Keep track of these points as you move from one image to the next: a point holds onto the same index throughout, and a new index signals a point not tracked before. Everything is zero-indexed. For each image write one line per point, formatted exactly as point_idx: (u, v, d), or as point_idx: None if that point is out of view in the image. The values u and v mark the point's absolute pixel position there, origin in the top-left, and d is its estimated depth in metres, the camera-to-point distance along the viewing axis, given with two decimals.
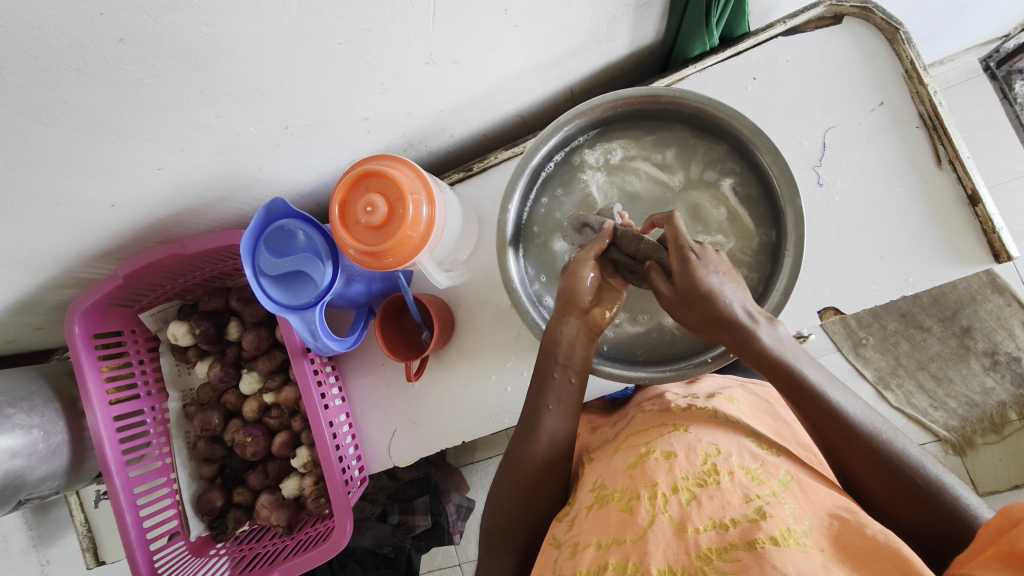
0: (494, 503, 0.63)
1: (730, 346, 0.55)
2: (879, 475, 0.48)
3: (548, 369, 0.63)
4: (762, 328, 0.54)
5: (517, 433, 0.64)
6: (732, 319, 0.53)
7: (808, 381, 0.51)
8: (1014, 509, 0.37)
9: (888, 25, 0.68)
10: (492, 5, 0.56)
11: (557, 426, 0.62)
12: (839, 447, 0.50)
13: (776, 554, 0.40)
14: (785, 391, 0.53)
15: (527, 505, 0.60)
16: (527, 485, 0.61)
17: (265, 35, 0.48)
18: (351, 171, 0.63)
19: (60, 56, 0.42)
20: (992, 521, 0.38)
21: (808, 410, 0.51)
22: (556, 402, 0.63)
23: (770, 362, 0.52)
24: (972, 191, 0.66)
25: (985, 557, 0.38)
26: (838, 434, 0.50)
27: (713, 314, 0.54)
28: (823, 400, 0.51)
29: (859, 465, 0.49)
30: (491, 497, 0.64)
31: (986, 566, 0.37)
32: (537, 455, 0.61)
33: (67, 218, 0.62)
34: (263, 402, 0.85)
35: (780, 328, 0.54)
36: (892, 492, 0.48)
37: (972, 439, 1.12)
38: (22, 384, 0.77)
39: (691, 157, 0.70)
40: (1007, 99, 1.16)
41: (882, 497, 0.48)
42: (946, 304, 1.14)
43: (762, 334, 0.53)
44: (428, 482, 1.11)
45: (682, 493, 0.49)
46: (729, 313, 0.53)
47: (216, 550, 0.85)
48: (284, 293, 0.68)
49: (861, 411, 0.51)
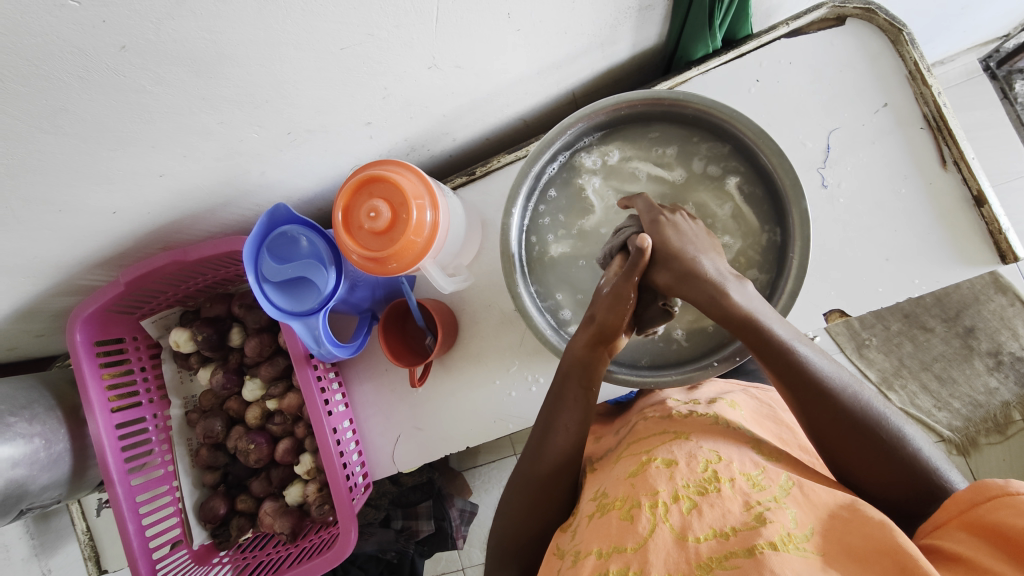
0: (505, 511, 0.63)
1: (699, 304, 0.55)
2: (848, 444, 0.48)
3: (563, 388, 0.62)
4: (730, 285, 0.55)
5: (527, 446, 0.64)
6: (698, 273, 0.56)
7: (777, 337, 0.51)
8: (988, 485, 0.39)
9: (891, 26, 0.68)
10: (495, 9, 0.56)
11: (571, 447, 0.62)
12: (818, 413, 0.49)
13: (774, 559, 0.40)
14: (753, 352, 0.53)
15: (532, 514, 0.61)
16: (534, 498, 0.61)
17: (267, 41, 0.47)
18: (353, 176, 0.63)
19: (61, 63, 0.42)
20: (963, 495, 0.40)
21: (778, 370, 0.51)
22: (569, 420, 0.62)
23: (738, 317, 0.53)
24: (977, 191, 0.66)
25: (952, 528, 0.40)
26: (813, 402, 0.49)
27: (685, 269, 0.56)
28: (794, 355, 0.50)
29: (837, 437, 0.49)
30: (501, 507, 0.64)
31: (955, 538, 0.39)
32: (548, 471, 0.61)
33: (68, 226, 0.62)
34: (265, 409, 0.84)
35: (748, 288, 0.55)
36: (877, 467, 0.47)
37: (976, 439, 1.10)
38: (23, 392, 0.76)
39: (693, 153, 0.70)
40: (1007, 99, 1.16)
41: (866, 472, 0.48)
42: (950, 304, 1.14)
43: (728, 291, 0.54)
44: (431, 487, 1.10)
45: (683, 501, 0.49)
46: (695, 269, 0.56)
47: (219, 558, 0.84)
48: (287, 300, 0.68)
49: (834, 369, 0.50)
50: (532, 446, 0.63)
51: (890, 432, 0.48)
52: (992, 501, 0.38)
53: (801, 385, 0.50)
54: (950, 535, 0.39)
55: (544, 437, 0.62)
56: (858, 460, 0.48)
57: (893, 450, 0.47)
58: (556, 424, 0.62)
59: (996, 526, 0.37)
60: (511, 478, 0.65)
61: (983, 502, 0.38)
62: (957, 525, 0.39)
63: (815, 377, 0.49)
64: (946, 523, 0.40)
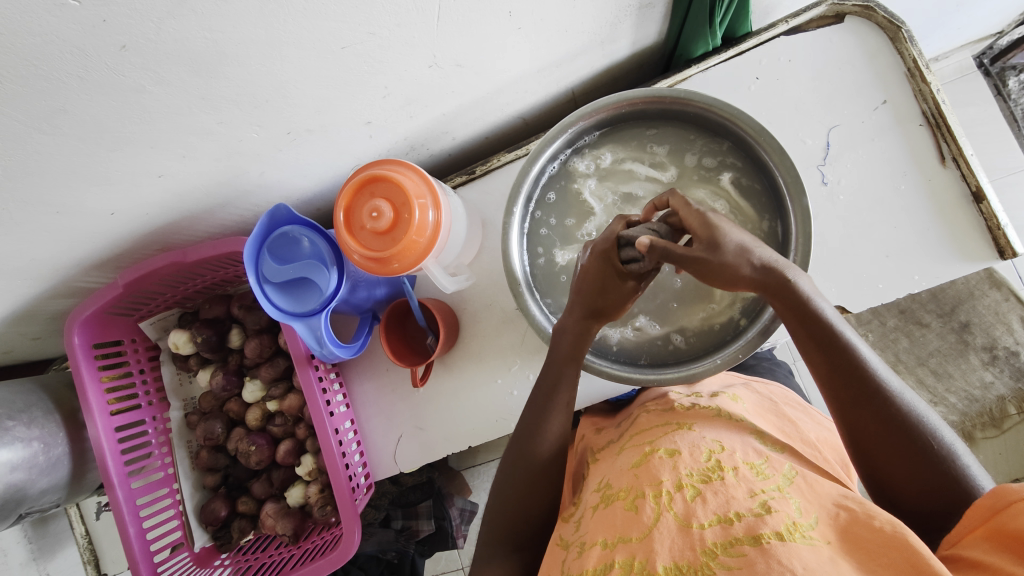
0: (500, 498, 0.62)
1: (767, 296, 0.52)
2: (884, 439, 0.48)
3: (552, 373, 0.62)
4: (800, 279, 0.51)
5: (518, 433, 0.63)
6: (770, 268, 0.51)
7: (843, 337, 0.50)
8: (1008, 491, 0.39)
9: (890, 23, 0.68)
10: (496, 7, 0.56)
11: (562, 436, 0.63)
12: (870, 417, 0.48)
13: (782, 550, 0.40)
14: (810, 345, 0.51)
15: (530, 502, 0.60)
16: (533, 484, 0.61)
17: (268, 40, 0.47)
18: (355, 176, 0.62)
19: (61, 63, 0.41)
20: (984, 501, 0.40)
21: (838, 367, 0.49)
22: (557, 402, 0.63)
23: (807, 313, 0.50)
24: (976, 188, 0.66)
25: (976, 537, 0.40)
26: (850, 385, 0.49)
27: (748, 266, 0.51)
28: (857, 356, 0.49)
29: (879, 430, 0.48)
30: (495, 490, 0.63)
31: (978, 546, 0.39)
32: (548, 456, 0.62)
33: (66, 227, 0.61)
34: (266, 410, 0.84)
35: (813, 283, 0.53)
36: (909, 466, 0.47)
37: (972, 434, 1.11)
38: (21, 396, 0.76)
39: (687, 149, 0.70)
40: (1001, 95, 1.16)
41: (880, 462, 0.48)
42: (945, 299, 1.15)
43: (801, 286, 0.51)
44: (431, 486, 1.10)
45: (687, 489, 0.49)
46: (764, 263, 0.51)
47: (221, 560, 0.84)
48: (288, 301, 0.67)
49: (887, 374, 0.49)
50: (526, 430, 0.63)
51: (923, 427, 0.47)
52: (1011, 507, 0.38)
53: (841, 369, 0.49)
54: (973, 544, 0.39)
55: (529, 436, 0.62)
56: (879, 450, 0.48)
57: (916, 443, 0.47)
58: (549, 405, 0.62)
59: (1010, 528, 0.37)
60: (502, 463, 0.64)
61: (1003, 508, 0.39)
62: (979, 532, 0.40)
63: (875, 379, 0.48)
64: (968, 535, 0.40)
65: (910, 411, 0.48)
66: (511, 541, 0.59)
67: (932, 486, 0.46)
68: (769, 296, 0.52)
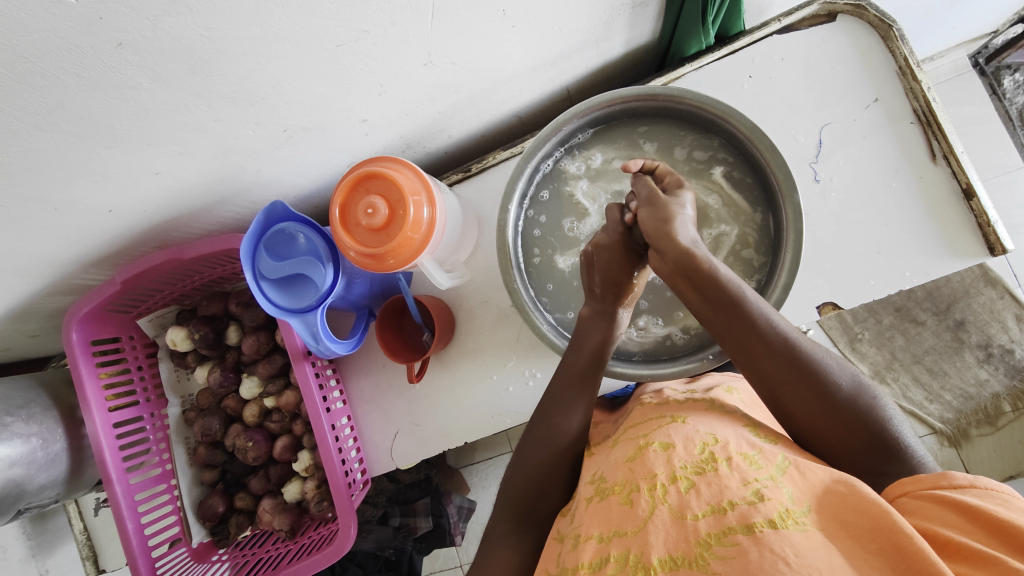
0: (516, 471, 0.63)
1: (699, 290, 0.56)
2: (840, 429, 0.50)
3: (574, 357, 0.65)
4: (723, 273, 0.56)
5: (538, 413, 0.65)
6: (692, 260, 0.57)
7: (766, 327, 0.53)
8: (954, 476, 0.42)
9: (881, 22, 0.69)
10: (490, 5, 0.56)
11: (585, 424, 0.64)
12: (813, 406, 0.51)
13: (774, 537, 0.41)
14: (745, 340, 0.54)
15: (544, 491, 0.61)
16: (548, 468, 0.61)
17: (263, 38, 0.48)
18: (351, 173, 0.63)
19: (58, 60, 0.42)
20: (927, 479, 0.43)
21: (771, 360, 0.52)
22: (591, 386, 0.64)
23: (730, 305, 0.54)
24: (966, 185, 0.67)
25: (908, 498, 0.43)
26: (762, 353, 0.53)
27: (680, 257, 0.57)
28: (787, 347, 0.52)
29: (828, 421, 0.51)
30: (514, 461, 0.64)
31: (912, 506, 0.42)
32: (574, 439, 0.63)
33: (64, 224, 0.62)
34: (263, 406, 0.84)
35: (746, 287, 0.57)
36: (861, 453, 0.50)
37: (967, 431, 1.13)
38: (20, 392, 0.76)
39: (676, 144, 0.71)
40: (996, 95, 1.17)
41: (816, 429, 0.52)
42: (941, 297, 1.14)
43: (723, 277, 0.56)
44: (428, 483, 1.12)
45: (681, 481, 0.50)
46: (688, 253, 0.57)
47: (219, 555, 0.85)
48: (284, 297, 0.68)
49: (834, 364, 0.52)
50: (548, 414, 0.64)
51: (871, 417, 0.50)
52: (953, 488, 0.41)
53: (758, 339, 0.53)
54: (905, 505, 0.43)
55: (556, 419, 0.63)
56: (813, 419, 0.51)
57: (863, 427, 0.50)
58: (574, 377, 0.64)
59: (949, 499, 0.40)
60: (525, 434, 0.65)
61: (947, 486, 0.41)
62: (912, 498, 0.43)
63: (813, 368, 0.52)
64: (900, 497, 0.44)
65: (853, 400, 0.51)
66: (515, 524, 0.59)
67: (868, 443, 0.50)
68: (699, 293, 0.56)
